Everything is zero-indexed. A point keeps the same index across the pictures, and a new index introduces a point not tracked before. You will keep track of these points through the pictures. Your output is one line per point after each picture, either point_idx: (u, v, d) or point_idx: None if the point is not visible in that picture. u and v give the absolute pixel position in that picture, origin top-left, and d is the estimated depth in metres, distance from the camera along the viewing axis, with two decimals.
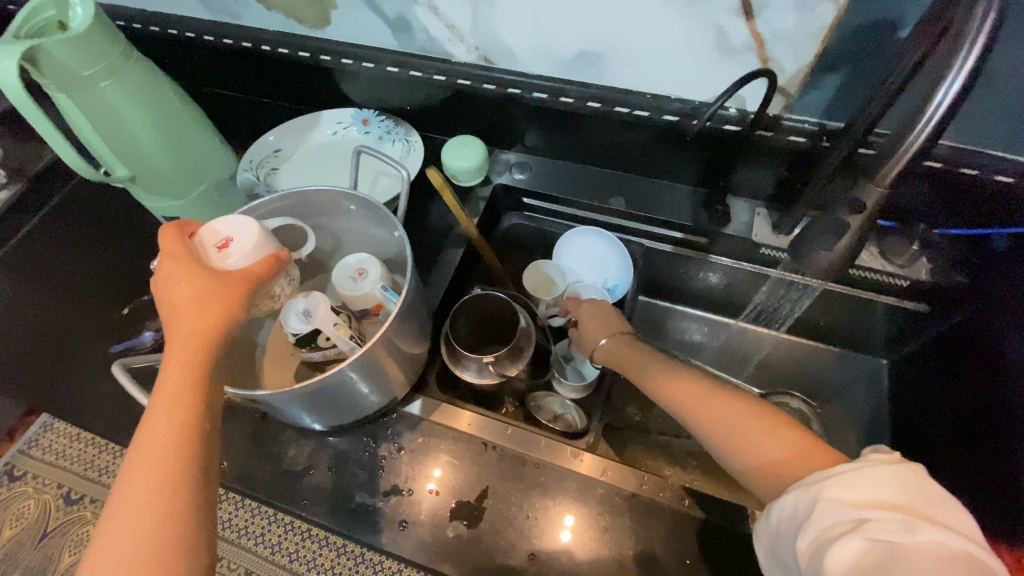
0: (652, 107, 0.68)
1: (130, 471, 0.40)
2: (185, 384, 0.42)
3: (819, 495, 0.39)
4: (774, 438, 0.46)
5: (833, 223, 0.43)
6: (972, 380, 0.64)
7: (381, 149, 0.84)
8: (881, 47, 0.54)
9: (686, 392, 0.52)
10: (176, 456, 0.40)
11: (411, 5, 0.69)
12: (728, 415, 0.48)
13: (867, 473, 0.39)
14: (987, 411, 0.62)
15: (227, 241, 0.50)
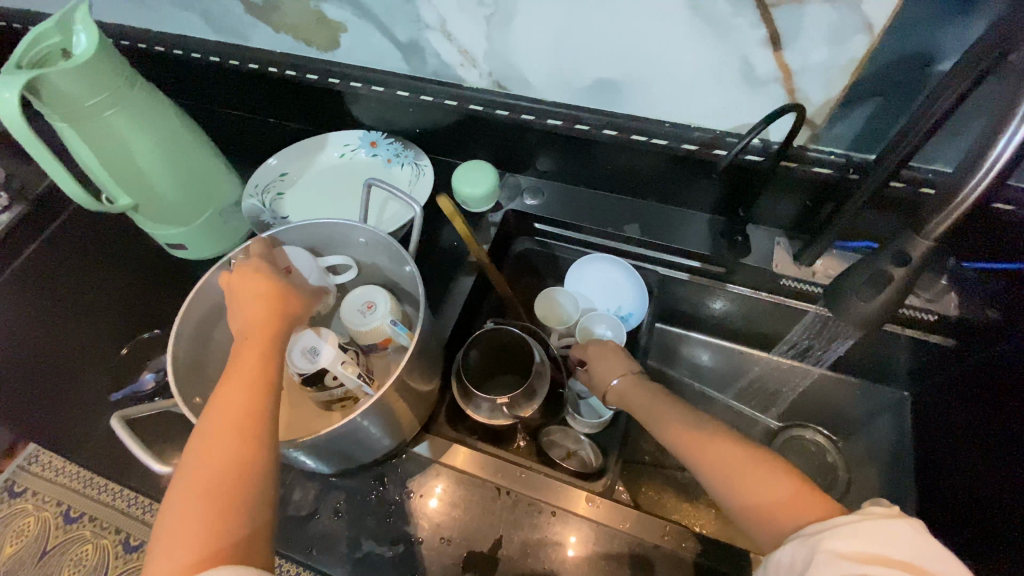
0: (671, 136, 0.66)
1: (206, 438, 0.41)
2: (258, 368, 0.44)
3: (818, 546, 0.38)
4: (780, 485, 0.44)
5: (874, 273, 0.40)
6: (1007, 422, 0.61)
7: (390, 173, 0.82)
8: (916, 82, 0.51)
9: (697, 440, 0.49)
10: (244, 430, 0.41)
11: (424, 30, 0.67)
12: (746, 468, 0.46)
13: (864, 525, 0.38)
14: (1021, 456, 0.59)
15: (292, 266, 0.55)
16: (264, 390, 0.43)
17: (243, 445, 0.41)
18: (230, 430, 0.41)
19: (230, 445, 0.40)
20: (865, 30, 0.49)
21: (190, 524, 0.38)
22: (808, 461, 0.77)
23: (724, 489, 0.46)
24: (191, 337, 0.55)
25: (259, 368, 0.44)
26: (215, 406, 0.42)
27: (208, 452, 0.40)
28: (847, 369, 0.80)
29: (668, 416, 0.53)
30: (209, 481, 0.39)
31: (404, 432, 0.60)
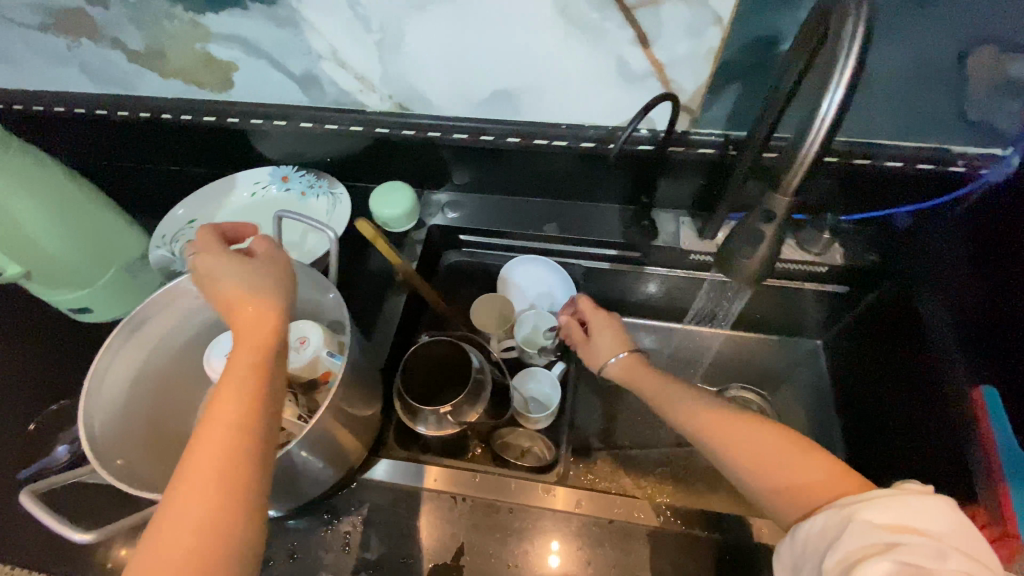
0: (569, 136, 0.70)
1: (184, 478, 0.37)
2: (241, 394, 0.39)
3: (854, 516, 0.39)
4: (817, 466, 0.45)
5: (750, 232, 0.44)
6: (906, 348, 0.69)
7: (306, 205, 0.81)
8: (769, 62, 0.58)
9: (720, 424, 0.50)
10: (242, 429, 0.38)
11: (317, 61, 0.68)
12: (769, 452, 0.47)
13: (900, 498, 0.39)
14: (931, 381, 0.66)
15: None
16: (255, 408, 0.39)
17: (241, 445, 0.38)
18: (225, 426, 0.38)
19: (226, 442, 0.38)
20: (715, 22, 0.55)
21: (184, 524, 0.35)
22: None
23: (750, 472, 0.47)
24: (103, 399, 0.53)
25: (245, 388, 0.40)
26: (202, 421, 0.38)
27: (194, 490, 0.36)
28: (766, 327, 0.87)
29: (683, 399, 0.54)
30: (198, 508, 0.36)
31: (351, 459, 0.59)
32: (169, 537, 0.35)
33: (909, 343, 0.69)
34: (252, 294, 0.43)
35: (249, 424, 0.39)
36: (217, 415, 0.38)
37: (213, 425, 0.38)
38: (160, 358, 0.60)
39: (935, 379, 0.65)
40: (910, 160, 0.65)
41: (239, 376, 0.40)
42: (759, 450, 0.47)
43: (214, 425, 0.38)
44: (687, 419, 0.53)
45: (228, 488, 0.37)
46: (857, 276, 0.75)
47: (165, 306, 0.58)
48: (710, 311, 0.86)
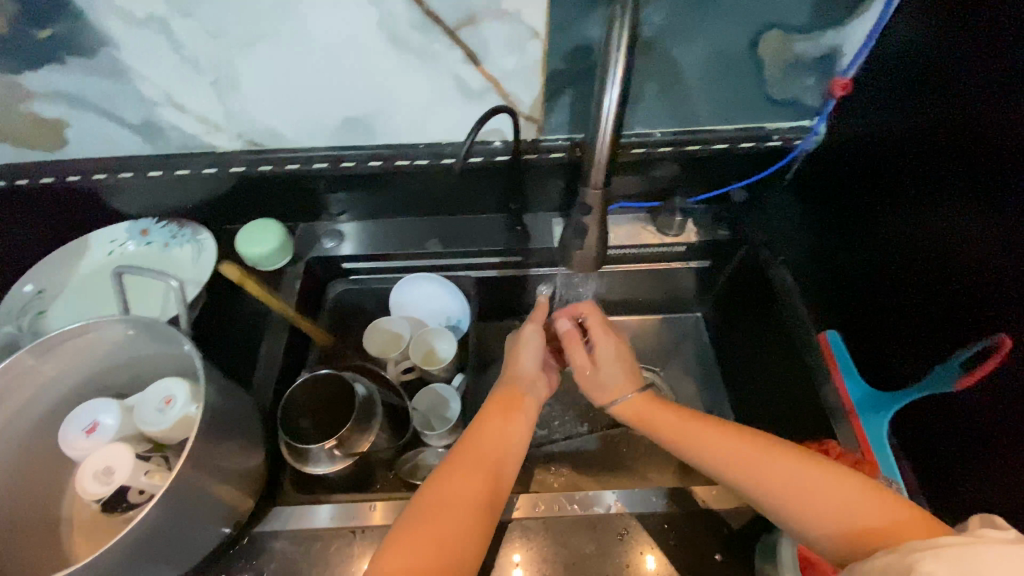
0: (429, 154, 0.72)
1: (437, 509, 0.50)
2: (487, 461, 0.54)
3: (916, 566, 0.38)
4: (879, 510, 0.45)
5: (575, 226, 0.49)
6: (763, 302, 0.77)
7: (170, 256, 0.77)
8: (591, 69, 0.63)
9: (755, 463, 0.51)
10: (492, 468, 0.54)
11: (153, 107, 0.66)
12: (819, 489, 0.48)
13: (973, 550, 0.37)
14: (787, 326, 0.73)
15: (94, 422, 0.57)
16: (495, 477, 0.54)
17: (495, 477, 0.54)
18: (478, 462, 0.54)
19: (484, 475, 0.53)
20: (533, 36, 0.59)
21: (446, 515, 0.49)
22: None
23: (802, 515, 0.48)
24: None
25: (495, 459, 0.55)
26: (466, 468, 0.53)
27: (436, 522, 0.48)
28: (651, 309, 0.92)
29: (713, 435, 0.54)
30: (435, 536, 0.48)
31: (237, 512, 0.56)
32: (412, 554, 0.46)
33: (766, 299, 0.76)
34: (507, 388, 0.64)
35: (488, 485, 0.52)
36: (473, 455, 0.55)
37: (470, 460, 0.54)
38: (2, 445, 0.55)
39: (790, 324, 0.72)
40: (734, 141, 0.73)
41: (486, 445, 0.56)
42: (808, 491, 0.48)
43: (473, 459, 0.54)
44: (722, 460, 0.52)
45: (482, 507, 0.51)
46: (715, 250, 0.81)
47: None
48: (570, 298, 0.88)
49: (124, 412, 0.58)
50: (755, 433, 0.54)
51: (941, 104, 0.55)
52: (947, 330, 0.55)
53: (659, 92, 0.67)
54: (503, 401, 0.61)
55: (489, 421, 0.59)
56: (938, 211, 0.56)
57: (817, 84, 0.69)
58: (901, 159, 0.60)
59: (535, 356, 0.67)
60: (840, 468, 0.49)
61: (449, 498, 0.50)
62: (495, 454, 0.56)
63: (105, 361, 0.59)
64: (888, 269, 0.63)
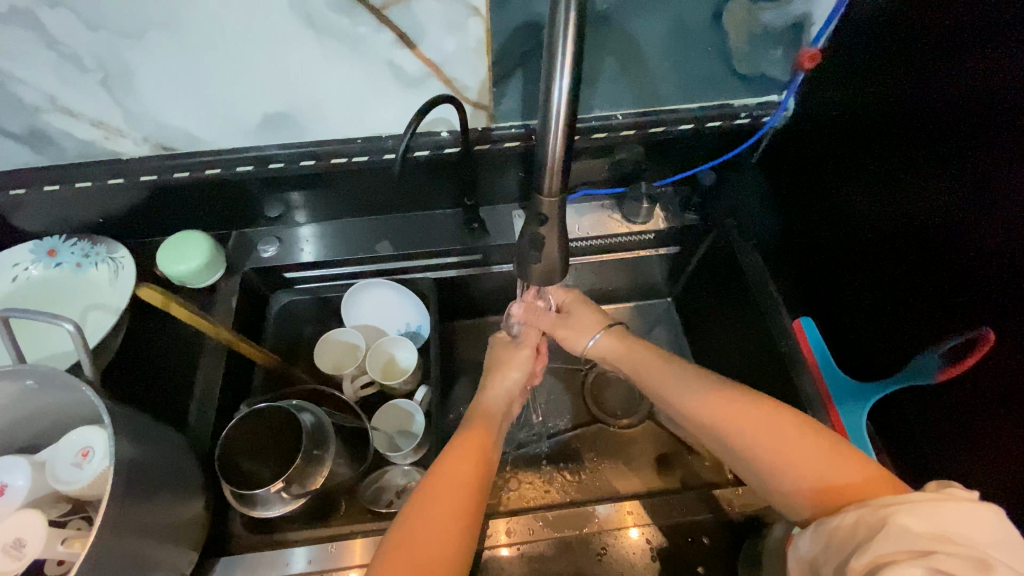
0: (369, 150, 0.65)
1: (426, 511, 0.45)
2: (471, 459, 0.50)
3: (886, 520, 0.35)
4: (849, 465, 0.41)
5: (529, 238, 0.43)
6: (733, 286, 0.74)
7: (85, 279, 0.68)
8: (540, 47, 0.56)
9: (730, 408, 0.47)
10: (478, 479, 0.48)
11: (36, 113, 0.56)
12: (792, 443, 0.44)
13: (947, 507, 0.34)
14: (748, 287, 0.71)
15: (2, 486, 0.50)
16: (482, 477, 0.49)
17: (483, 477, 0.49)
18: (454, 494, 0.46)
19: (469, 493, 0.47)
20: (472, 13, 0.52)
21: (437, 517, 0.44)
22: (617, 388, 0.81)
23: (772, 467, 0.44)
24: None
25: (482, 459, 0.50)
26: (452, 466, 0.49)
27: (428, 526, 0.44)
28: (620, 298, 0.88)
29: (686, 387, 0.52)
30: (429, 540, 0.43)
31: (177, 567, 0.50)
32: (407, 559, 0.41)
33: (737, 282, 0.73)
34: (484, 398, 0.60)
35: (477, 485, 0.48)
36: (455, 472, 0.48)
37: (453, 479, 0.48)
38: None
39: (751, 284, 0.71)
40: (699, 121, 0.68)
41: (470, 445, 0.51)
42: (780, 446, 0.44)
43: (457, 478, 0.48)
44: (692, 407, 0.50)
45: (460, 549, 0.43)
46: (684, 236, 0.77)
47: None
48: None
49: (35, 471, 0.50)
50: (736, 388, 0.50)
51: (922, 77, 0.51)
52: (921, 297, 0.53)
53: (616, 69, 0.61)
54: (480, 428, 0.54)
55: (466, 448, 0.51)
56: (925, 189, 0.51)
57: (784, 56, 0.64)
58: (882, 135, 0.56)
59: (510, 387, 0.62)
60: (812, 424, 0.45)
61: (439, 498, 0.46)
62: (478, 469, 0.49)
63: (5, 414, 0.50)
64: (869, 253, 0.59)
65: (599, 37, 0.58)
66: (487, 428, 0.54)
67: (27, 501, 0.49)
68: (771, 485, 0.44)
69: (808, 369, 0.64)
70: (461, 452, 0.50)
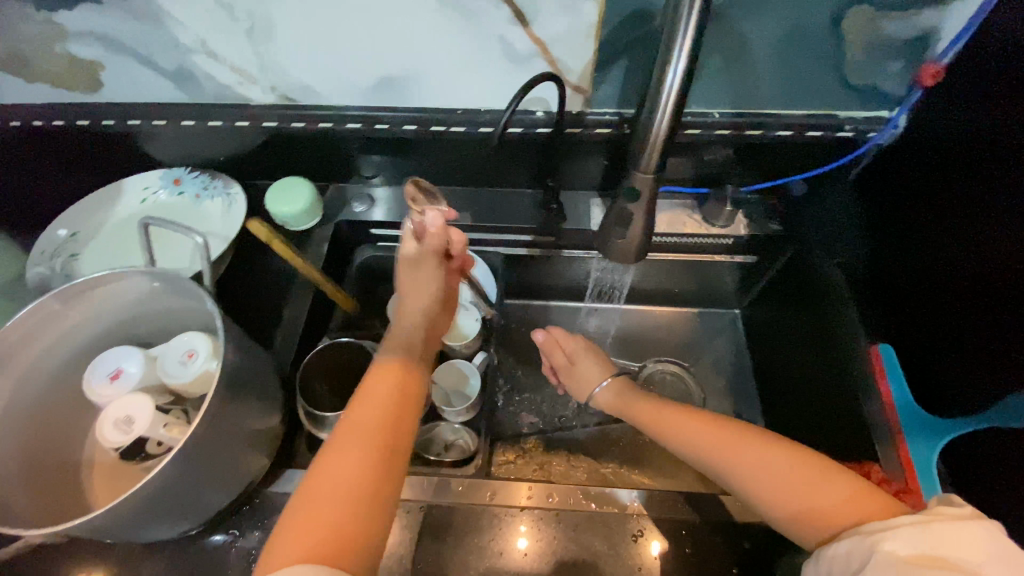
0: (466, 122, 0.68)
1: (333, 458, 0.43)
2: (383, 398, 0.47)
3: (877, 547, 0.38)
4: (834, 488, 0.45)
5: (619, 214, 0.44)
6: (796, 320, 0.74)
7: (201, 209, 0.76)
8: (648, 37, 0.57)
9: (720, 444, 0.52)
10: (391, 417, 0.46)
11: (188, 54, 0.64)
12: (779, 472, 0.48)
13: (935, 528, 0.38)
14: (807, 331, 0.72)
15: (119, 371, 0.57)
16: (393, 414, 0.47)
17: (399, 413, 0.47)
18: (366, 434, 0.44)
19: (378, 433, 0.45)
20: None
21: (347, 461, 0.42)
22: (668, 390, 0.82)
23: (763, 499, 0.48)
24: None
25: (394, 395, 0.48)
26: (360, 408, 0.46)
27: (337, 473, 0.42)
28: (684, 301, 0.88)
29: (680, 421, 0.56)
30: (342, 487, 0.41)
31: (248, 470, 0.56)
32: (317, 512, 0.40)
33: (801, 317, 0.73)
34: (413, 327, 0.56)
35: (389, 424, 0.46)
36: (364, 414, 0.46)
37: (361, 421, 0.45)
38: (31, 388, 0.55)
39: (811, 326, 0.71)
40: (799, 129, 0.67)
41: (379, 382, 0.49)
42: (765, 476, 0.48)
43: (370, 419, 0.46)
44: (684, 445, 0.55)
45: (373, 493, 0.42)
46: (763, 246, 0.76)
47: (22, 335, 0.52)
48: (600, 286, 0.86)
49: (147, 363, 0.57)
50: (729, 421, 0.54)
51: (1003, 120, 0.52)
52: (982, 346, 0.54)
53: (722, 68, 0.62)
54: (392, 365, 0.51)
55: (373, 397, 0.47)
56: (981, 259, 0.54)
57: (902, 71, 0.61)
58: (962, 179, 0.57)
59: (430, 304, 0.57)
60: (791, 446, 0.50)
61: (346, 443, 0.44)
62: (389, 406, 0.47)
63: (131, 309, 0.58)
64: (930, 310, 0.60)
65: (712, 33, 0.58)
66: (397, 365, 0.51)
67: (139, 387, 0.56)
68: (772, 516, 0.48)
69: (878, 392, 0.62)
70: (372, 391, 0.48)
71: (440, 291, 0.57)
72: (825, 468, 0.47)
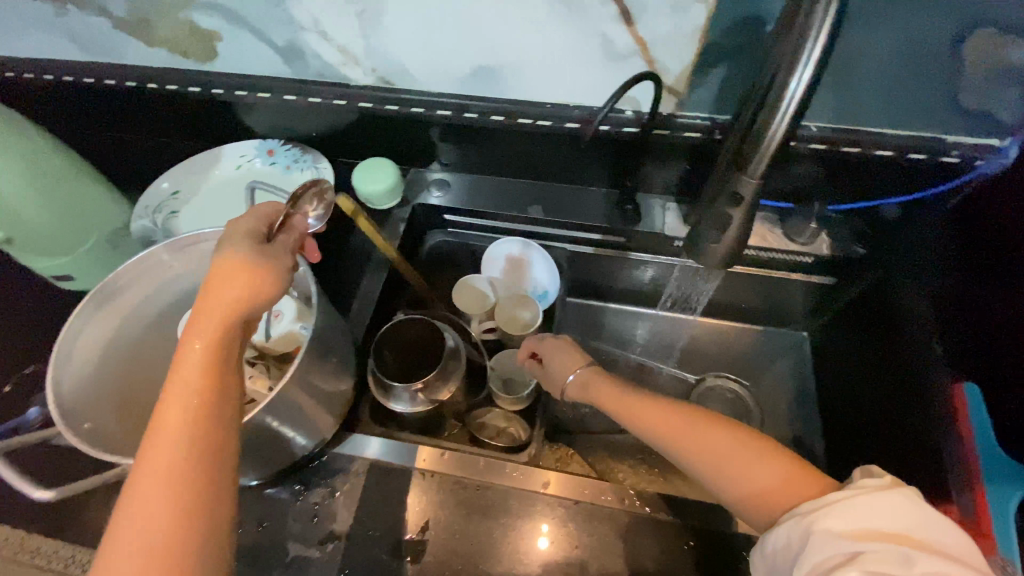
0: (553, 116, 0.69)
1: (132, 515, 0.34)
2: (188, 426, 0.36)
3: (813, 527, 0.39)
4: (770, 469, 0.45)
5: (717, 217, 0.44)
6: (880, 347, 0.70)
7: (290, 180, 0.80)
8: (755, 43, 0.56)
9: (676, 428, 0.50)
10: (201, 454, 0.36)
11: (300, 31, 0.67)
12: (724, 451, 0.47)
13: (857, 503, 0.39)
14: (895, 364, 0.67)
15: None
16: (205, 449, 0.36)
17: (209, 448, 0.36)
18: (171, 485, 0.34)
19: (187, 478, 0.35)
20: None
21: (149, 522, 0.34)
22: (725, 407, 0.81)
23: (712, 481, 0.48)
24: (72, 366, 0.52)
25: (203, 422, 0.36)
26: (154, 448, 0.35)
27: (139, 535, 0.33)
28: (749, 318, 0.86)
29: (638, 405, 0.55)
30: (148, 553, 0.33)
31: (319, 430, 0.59)
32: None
33: (889, 343, 0.68)
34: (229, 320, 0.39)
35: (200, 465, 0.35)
36: (167, 452, 0.35)
37: (165, 465, 0.35)
38: (134, 330, 0.60)
39: (899, 363, 0.66)
40: (901, 150, 0.64)
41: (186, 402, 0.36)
42: (709, 456, 0.48)
43: (167, 464, 0.35)
44: (636, 425, 0.54)
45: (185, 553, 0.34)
46: (843, 267, 0.74)
47: (134, 279, 0.57)
48: (680, 298, 0.85)
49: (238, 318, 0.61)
50: (683, 406, 0.52)
51: None
52: None
53: (833, 82, 0.60)
54: (192, 380, 0.37)
55: (166, 434, 0.35)
56: None
57: (1016, 100, 0.57)
58: None
59: (249, 295, 0.39)
60: (729, 423, 0.49)
61: (149, 494, 0.34)
62: (196, 441, 0.36)
63: None
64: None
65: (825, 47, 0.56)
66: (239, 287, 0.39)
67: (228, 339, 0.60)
68: (723, 494, 0.48)
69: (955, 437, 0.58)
70: (170, 422, 0.35)
71: (264, 281, 0.40)
72: (761, 441, 0.47)
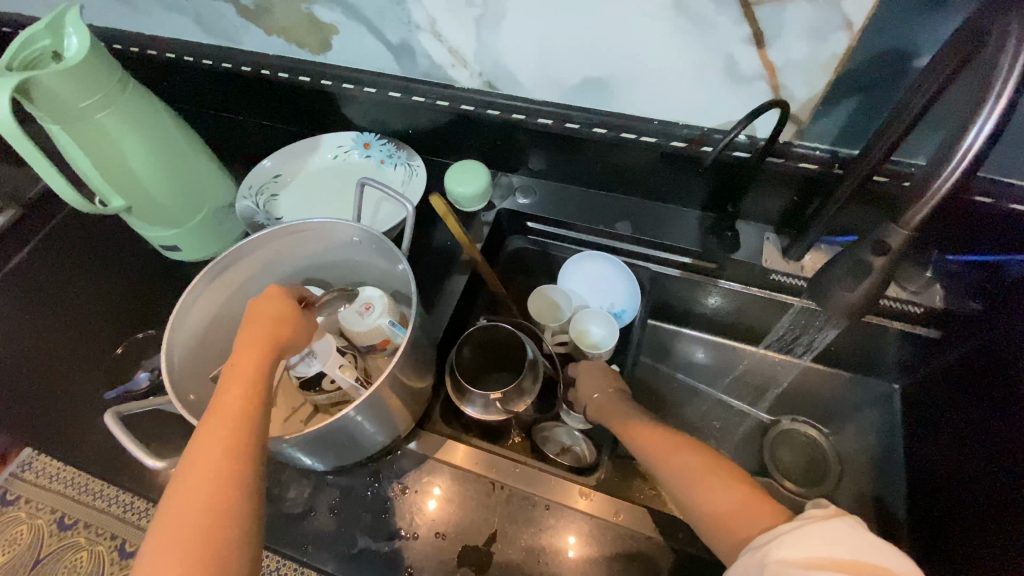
0: (659, 133, 0.67)
1: (189, 465, 0.39)
2: (242, 393, 0.42)
3: (767, 559, 0.40)
4: (728, 495, 0.47)
5: (854, 264, 0.41)
6: (974, 411, 0.63)
7: (383, 174, 0.82)
8: (897, 77, 0.53)
9: (661, 449, 0.53)
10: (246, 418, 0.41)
11: (414, 31, 0.68)
12: (697, 476, 0.49)
13: (800, 530, 0.40)
14: (988, 431, 0.61)
15: None
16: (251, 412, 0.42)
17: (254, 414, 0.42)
18: (225, 440, 0.40)
19: (236, 435, 0.40)
20: (845, 27, 0.50)
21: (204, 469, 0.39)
22: (801, 453, 0.77)
23: (688, 504, 0.49)
24: (183, 337, 0.56)
25: (251, 392, 0.43)
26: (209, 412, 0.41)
27: (195, 480, 0.38)
28: (835, 362, 0.81)
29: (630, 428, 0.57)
30: (201, 495, 0.38)
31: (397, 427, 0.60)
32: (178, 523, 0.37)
33: (987, 406, 0.62)
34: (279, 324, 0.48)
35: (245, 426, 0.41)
36: (220, 415, 0.41)
37: (219, 423, 0.41)
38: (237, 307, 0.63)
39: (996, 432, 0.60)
40: None
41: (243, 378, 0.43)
42: (681, 475, 0.50)
43: (222, 424, 0.41)
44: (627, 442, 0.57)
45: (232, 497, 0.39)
46: (954, 324, 0.67)
47: (245, 261, 0.60)
48: (790, 338, 0.80)
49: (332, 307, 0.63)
50: (672, 431, 0.55)
51: None
52: None
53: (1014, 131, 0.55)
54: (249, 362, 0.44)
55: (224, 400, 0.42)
56: None
57: None
58: None
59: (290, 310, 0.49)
60: (703, 448, 0.52)
61: (205, 447, 0.40)
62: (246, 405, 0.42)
63: (325, 254, 0.65)
64: None
65: (961, 88, 0.50)
66: (268, 334, 0.47)
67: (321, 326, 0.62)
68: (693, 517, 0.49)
69: None
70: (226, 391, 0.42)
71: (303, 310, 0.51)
72: (729, 468, 0.49)
